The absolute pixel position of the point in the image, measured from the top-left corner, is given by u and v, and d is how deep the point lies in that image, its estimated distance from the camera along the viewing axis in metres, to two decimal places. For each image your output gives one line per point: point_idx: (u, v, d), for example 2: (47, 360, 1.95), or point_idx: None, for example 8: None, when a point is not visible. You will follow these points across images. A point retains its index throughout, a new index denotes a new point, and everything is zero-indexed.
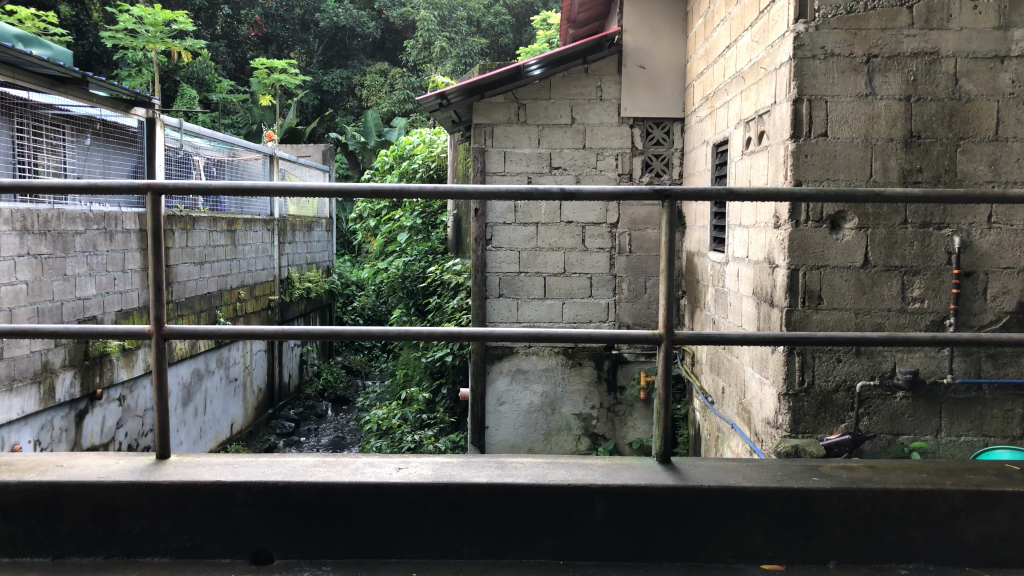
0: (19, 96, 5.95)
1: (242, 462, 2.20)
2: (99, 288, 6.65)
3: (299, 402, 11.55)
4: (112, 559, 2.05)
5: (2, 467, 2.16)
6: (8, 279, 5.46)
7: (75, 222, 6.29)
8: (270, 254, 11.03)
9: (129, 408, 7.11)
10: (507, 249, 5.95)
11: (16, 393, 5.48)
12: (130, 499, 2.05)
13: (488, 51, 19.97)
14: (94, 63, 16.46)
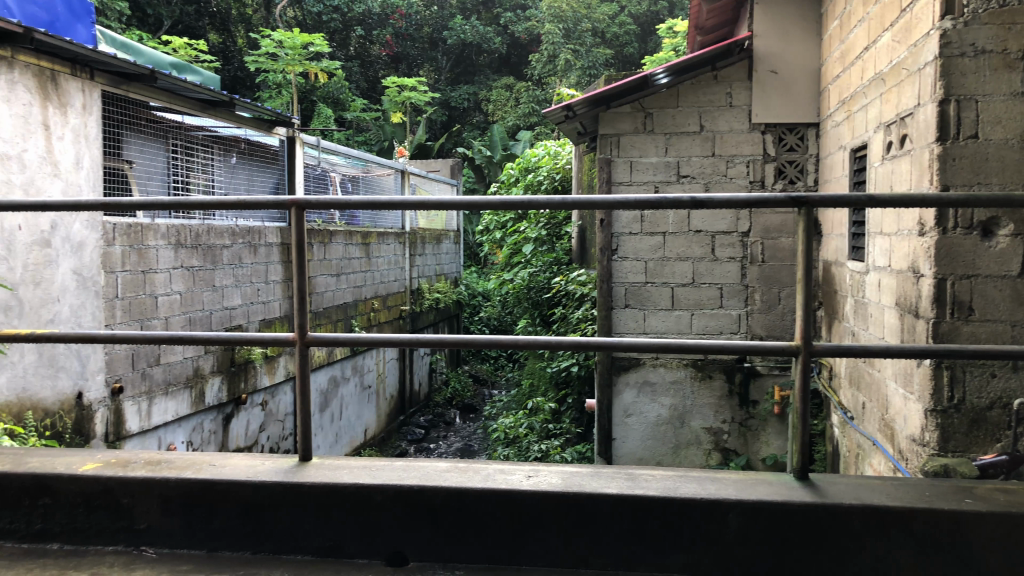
0: (175, 120, 6.35)
1: (379, 466, 2.28)
2: (244, 298, 7.04)
3: (428, 409, 11.82)
4: (259, 555, 2.17)
5: (163, 464, 2.33)
6: (164, 290, 5.87)
7: (224, 236, 6.68)
8: (401, 265, 11.36)
9: (271, 413, 7.47)
10: (634, 259, 5.92)
11: (171, 396, 5.88)
12: (274, 497, 2.17)
13: (612, 61, 19.95)
14: (239, 87, 17.44)
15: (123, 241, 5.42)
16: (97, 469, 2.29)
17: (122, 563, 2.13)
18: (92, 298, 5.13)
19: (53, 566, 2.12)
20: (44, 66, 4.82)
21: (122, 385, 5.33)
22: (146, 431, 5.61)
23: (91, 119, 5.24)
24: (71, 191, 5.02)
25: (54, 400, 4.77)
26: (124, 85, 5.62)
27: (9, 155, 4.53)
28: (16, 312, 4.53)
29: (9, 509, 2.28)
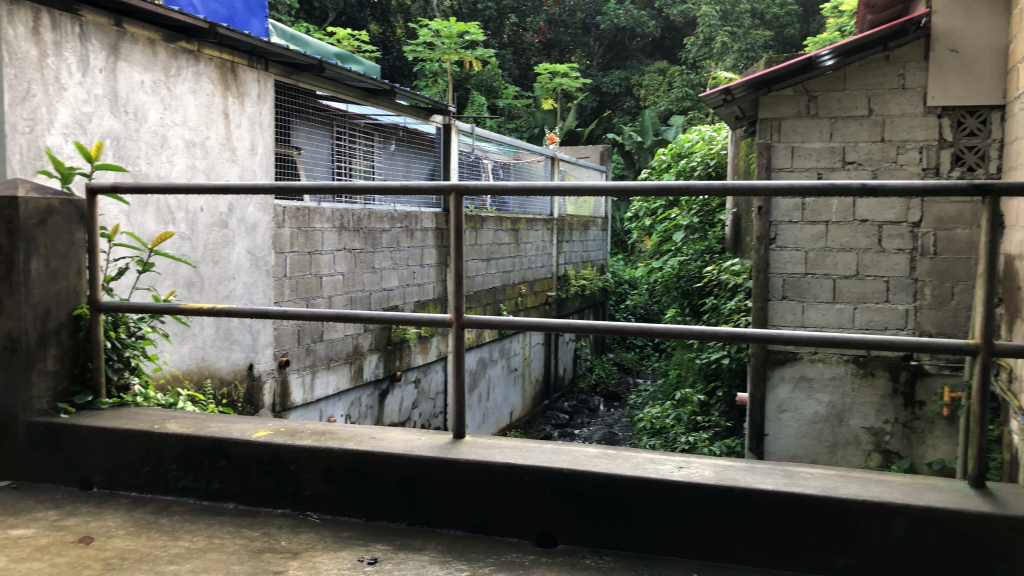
0: (340, 108, 6.65)
1: (530, 447, 2.31)
2: (401, 280, 7.30)
3: (573, 395, 11.88)
4: (413, 527, 2.26)
5: (327, 435, 2.46)
6: (329, 270, 6.17)
7: (383, 220, 6.95)
8: (550, 251, 11.44)
9: (424, 391, 7.72)
10: (793, 249, 5.71)
11: (333, 370, 6.19)
12: (428, 472, 2.24)
13: (772, 43, 19.22)
14: (397, 76, 17.99)
15: (292, 224, 5.74)
16: (268, 437, 2.45)
17: (289, 525, 2.28)
18: (264, 277, 5.47)
19: (229, 523, 2.29)
20: (226, 59, 5.15)
21: (289, 358, 5.66)
22: (309, 403, 5.94)
23: (265, 108, 5.57)
24: (246, 175, 5.35)
25: (229, 370, 5.13)
26: (295, 75, 5.94)
27: (194, 141, 4.88)
28: (198, 288, 4.89)
29: (191, 468, 2.48)
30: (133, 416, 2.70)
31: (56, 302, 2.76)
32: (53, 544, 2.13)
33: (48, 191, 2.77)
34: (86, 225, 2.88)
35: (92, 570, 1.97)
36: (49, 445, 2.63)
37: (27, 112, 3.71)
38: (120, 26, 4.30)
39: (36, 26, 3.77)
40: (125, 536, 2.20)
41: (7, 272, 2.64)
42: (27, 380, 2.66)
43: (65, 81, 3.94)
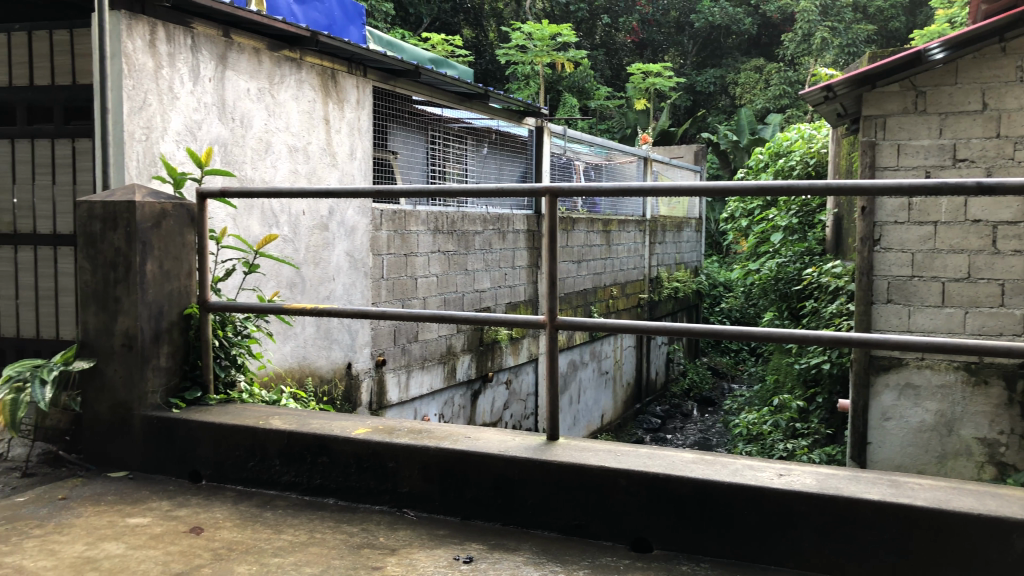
0: (435, 113, 6.76)
1: (625, 451, 2.29)
2: (494, 282, 7.36)
3: (665, 400, 11.73)
4: (508, 527, 2.27)
5: (423, 434, 2.51)
6: (423, 272, 6.28)
7: (476, 223, 7.02)
8: (642, 253, 11.33)
9: (515, 392, 7.75)
10: (898, 251, 5.49)
11: (427, 370, 6.29)
12: (523, 473, 2.26)
13: (875, 38, 18.54)
14: (490, 79, 18.12)
15: (389, 226, 5.87)
16: (367, 434, 2.51)
17: (387, 522, 2.33)
18: (362, 278, 5.61)
19: (329, 518, 2.36)
20: (327, 66, 5.31)
21: (385, 358, 5.79)
22: (404, 402, 6.06)
23: (364, 113, 5.71)
24: (346, 179, 5.50)
25: (329, 368, 5.27)
26: (392, 81, 6.06)
27: (297, 147, 5.04)
28: (300, 288, 5.04)
29: (293, 464, 2.56)
30: (239, 412, 2.81)
31: (169, 301, 2.89)
32: (166, 533, 2.24)
33: (163, 195, 2.91)
34: (196, 228, 3.02)
35: (203, 559, 2.06)
36: (162, 438, 2.76)
37: (143, 121, 3.90)
38: (228, 37, 4.48)
39: (152, 39, 3.96)
40: (233, 528, 2.29)
41: (125, 272, 2.78)
42: (142, 376, 2.79)
43: (178, 91, 4.12)
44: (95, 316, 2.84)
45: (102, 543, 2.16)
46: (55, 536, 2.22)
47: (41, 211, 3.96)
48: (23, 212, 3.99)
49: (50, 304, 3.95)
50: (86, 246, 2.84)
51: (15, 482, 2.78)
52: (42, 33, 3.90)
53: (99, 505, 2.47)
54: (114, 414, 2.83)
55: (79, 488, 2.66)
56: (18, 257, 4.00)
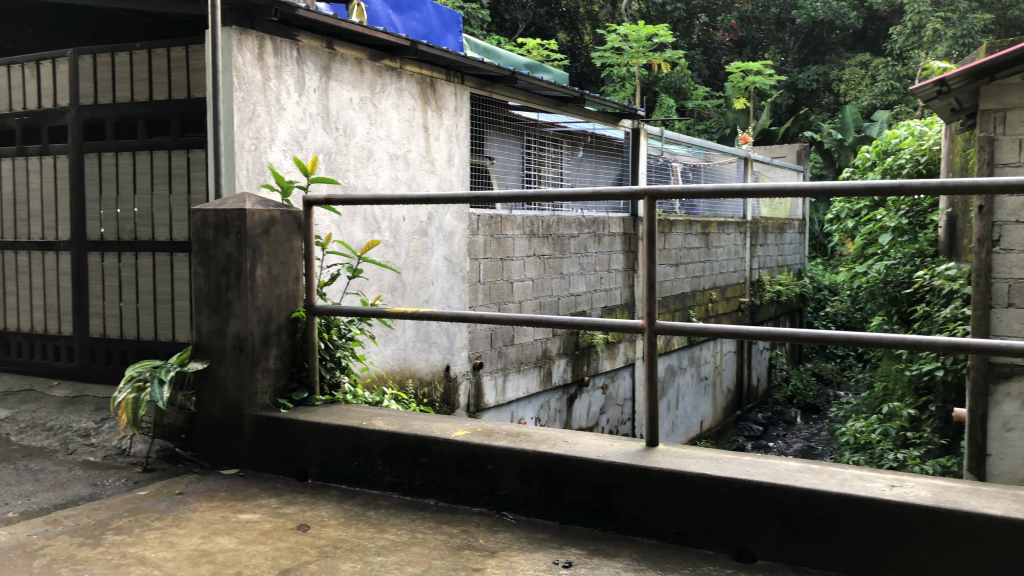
0: (530, 117, 6.79)
1: (727, 458, 2.24)
2: (590, 285, 7.33)
3: (767, 406, 11.43)
4: (608, 533, 2.26)
5: (521, 437, 2.52)
6: (519, 276, 6.32)
7: (571, 226, 7.02)
8: (742, 255, 11.07)
9: (612, 396, 7.68)
10: (1021, 252, 5.19)
11: (523, 373, 6.32)
12: (622, 479, 2.24)
13: (993, 27, 17.57)
14: (585, 83, 18.06)
15: (486, 231, 5.94)
16: (466, 436, 2.55)
17: (486, 524, 2.35)
18: (460, 282, 5.68)
19: (431, 519, 2.40)
20: (426, 74, 5.40)
21: (482, 361, 5.85)
22: (501, 405, 6.11)
23: (461, 120, 5.78)
24: (444, 186, 5.58)
25: (428, 371, 5.36)
26: (489, 87, 6.11)
27: (397, 154, 5.15)
28: (400, 292, 5.15)
29: (395, 464, 2.62)
30: (343, 413, 2.88)
31: (277, 305, 3.00)
32: (275, 530, 2.32)
33: (271, 203, 3.02)
34: (302, 234, 3.12)
35: (309, 556, 2.12)
36: (271, 437, 2.86)
37: (252, 132, 4.05)
38: (332, 48, 4.62)
39: (260, 53, 4.11)
40: (338, 526, 2.35)
41: (236, 277, 2.90)
42: (252, 377, 2.91)
43: (284, 102, 4.27)
44: (208, 319, 2.97)
45: (216, 537, 2.26)
46: (173, 529, 2.33)
47: (159, 219, 4.17)
48: (143, 221, 4.21)
49: (167, 308, 4.14)
50: (200, 252, 2.98)
51: (137, 477, 2.93)
52: (160, 50, 4.10)
53: (213, 501, 2.58)
54: (226, 413, 2.95)
55: (195, 484, 2.78)
56: (138, 263, 4.22)
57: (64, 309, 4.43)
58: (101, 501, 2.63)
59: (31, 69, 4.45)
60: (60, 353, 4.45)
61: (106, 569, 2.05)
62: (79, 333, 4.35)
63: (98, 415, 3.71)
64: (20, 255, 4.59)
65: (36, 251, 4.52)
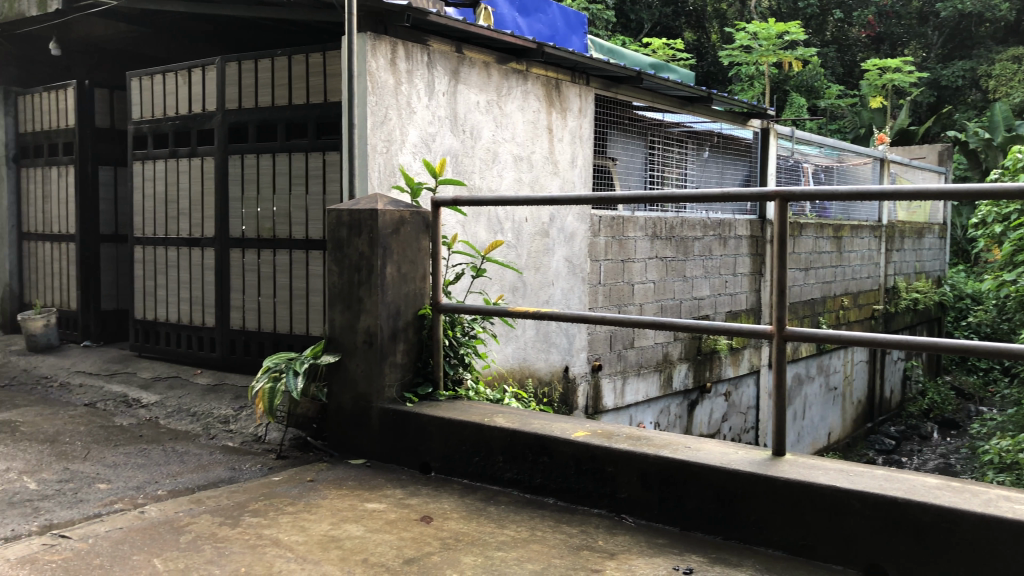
0: (656, 118, 6.72)
1: (859, 472, 2.15)
2: (714, 289, 7.18)
3: (901, 420, 10.87)
4: (730, 542, 2.22)
5: (642, 441, 2.50)
6: (641, 278, 6.27)
7: (695, 228, 6.90)
8: (876, 261, 10.58)
9: (735, 404, 7.49)
10: None
11: (643, 377, 6.27)
12: (746, 487, 2.19)
13: None
14: (712, 83, 17.66)
15: (607, 232, 5.92)
16: (586, 437, 2.55)
17: (606, 526, 2.35)
18: (580, 283, 5.69)
19: (550, 518, 2.42)
20: (551, 76, 5.44)
21: (601, 363, 5.84)
22: (620, 408, 6.07)
23: (586, 122, 5.79)
24: (567, 187, 5.60)
25: (547, 370, 5.38)
26: (614, 88, 6.08)
27: (521, 156, 5.20)
28: (522, 292, 5.20)
29: (516, 461, 2.65)
30: (466, 409, 2.94)
31: (405, 302, 3.09)
32: (400, 520, 2.39)
33: (401, 204, 3.11)
34: (430, 234, 3.20)
35: (432, 547, 2.18)
36: (397, 430, 2.95)
37: (384, 135, 4.18)
38: (461, 52, 4.71)
39: (393, 57, 4.24)
40: (459, 519, 2.40)
41: (367, 275, 3.01)
42: (381, 371, 3.00)
43: (415, 105, 4.39)
44: (340, 314, 3.09)
45: (345, 525, 2.35)
46: (305, 514, 2.44)
47: (296, 218, 4.37)
48: (280, 219, 4.42)
49: (302, 303, 4.34)
50: (334, 251, 3.10)
51: (271, 463, 3.09)
52: (300, 56, 4.29)
53: (342, 489, 2.69)
54: (355, 405, 3.07)
55: (325, 472, 2.90)
56: (276, 260, 4.43)
57: (208, 301, 4.71)
58: (240, 484, 2.78)
59: (183, 77, 4.76)
60: (203, 344, 4.73)
61: (244, 548, 2.17)
62: (221, 325, 4.62)
63: (237, 402, 3.93)
64: (170, 251, 4.91)
65: (184, 247, 4.83)
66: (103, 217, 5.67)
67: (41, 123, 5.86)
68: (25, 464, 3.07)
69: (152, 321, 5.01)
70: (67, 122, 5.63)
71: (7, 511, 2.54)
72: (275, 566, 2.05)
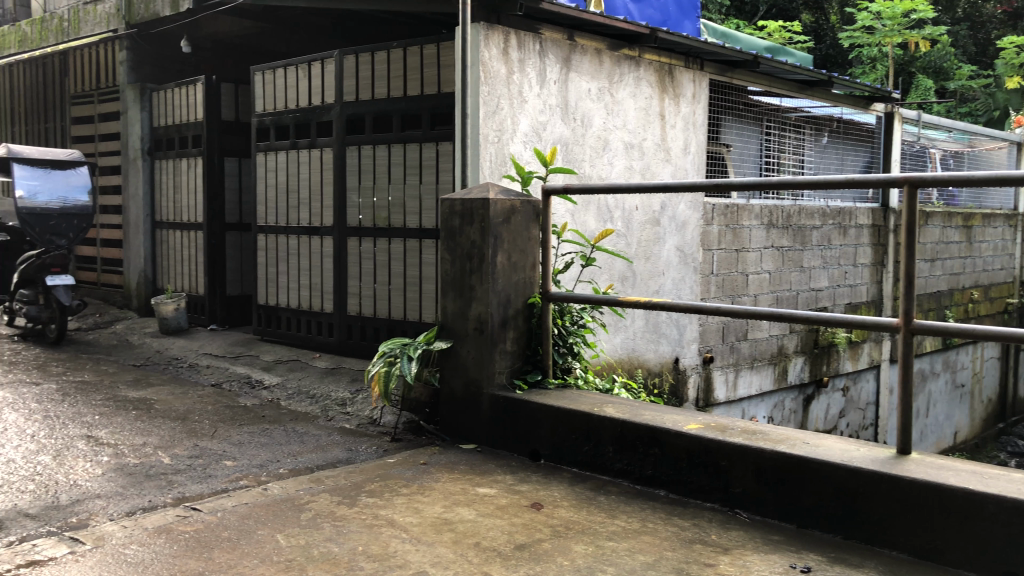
0: (772, 103, 6.52)
1: (994, 474, 2.04)
2: (832, 280, 6.91)
3: None
4: (849, 541, 2.14)
5: (757, 435, 2.44)
6: (755, 268, 6.10)
7: (814, 217, 6.67)
8: (1011, 251, 9.94)
9: (853, 399, 7.21)
10: None
11: (757, 370, 6.11)
12: (868, 486, 2.11)
13: None
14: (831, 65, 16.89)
15: (721, 221, 5.79)
16: (699, 430, 2.50)
17: (718, 520, 2.31)
18: (691, 273, 5.59)
19: (661, 510, 2.39)
20: (664, 62, 5.36)
21: (713, 355, 5.72)
22: (732, 401, 5.94)
23: (699, 107, 5.66)
24: (679, 174, 5.50)
25: (657, 362, 5.32)
26: (729, 73, 5.93)
27: (633, 143, 5.14)
28: (631, 282, 5.13)
29: (626, 452, 2.63)
30: (575, 398, 2.93)
31: (515, 290, 3.10)
32: (510, 506, 2.41)
33: (513, 193, 3.13)
34: (540, 223, 3.20)
35: (543, 534, 2.19)
36: (507, 417, 2.98)
37: (496, 124, 4.21)
38: (572, 40, 4.69)
39: (505, 47, 4.26)
40: (570, 507, 2.40)
41: (479, 263, 3.04)
42: (491, 358, 3.04)
43: (526, 95, 4.40)
44: (453, 301, 3.14)
45: (457, 508, 2.39)
46: (419, 496, 2.49)
47: (410, 207, 4.46)
48: (395, 209, 4.52)
49: (415, 291, 4.43)
50: (447, 239, 3.15)
51: (386, 446, 3.18)
52: (414, 48, 4.36)
53: (454, 473, 2.73)
54: (467, 391, 3.11)
55: (437, 455, 2.96)
56: (391, 248, 4.54)
57: (326, 288, 4.87)
58: (357, 465, 2.87)
59: (304, 71, 4.93)
60: (321, 329, 4.90)
61: (361, 527, 2.24)
62: (339, 311, 4.77)
63: (353, 386, 4.05)
64: (290, 239, 5.10)
65: (304, 235, 5.01)
66: (228, 207, 5.93)
67: (173, 117, 6.18)
68: (160, 440, 3.25)
69: (274, 306, 5.22)
70: (196, 115, 5.91)
71: (144, 483, 2.71)
72: (391, 546, 2.11)
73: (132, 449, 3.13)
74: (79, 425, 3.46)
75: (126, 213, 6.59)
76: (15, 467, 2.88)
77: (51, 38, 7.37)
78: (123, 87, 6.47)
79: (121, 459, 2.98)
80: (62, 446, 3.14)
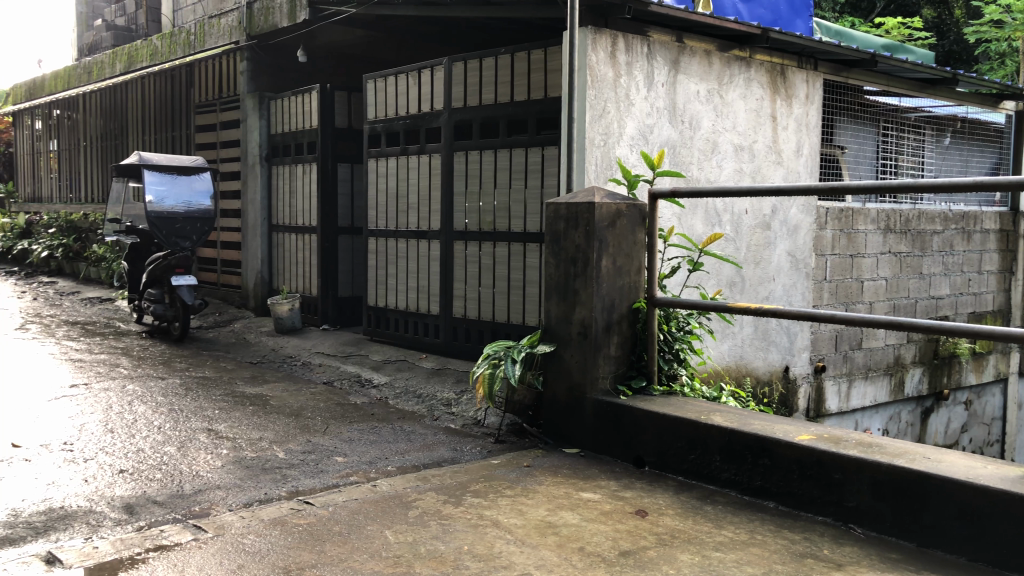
0: (891, 102, 6.26)
1: None
2: (954, 288, 6.58)
3: None
4: (975, 564, 2.03)
5: (873, 448, 2.34)
6: (871, 274, 5.86)
7: (935, 221, 6.37)
8: None
9: (977, 414, 6.83)
10: None
11: (871, 381, 5.86)
12: (998, 507, 1.99)
13: None
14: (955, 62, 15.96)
15: (835, 225, 5.60)
16: (812, 441, 2.42)
17: (831, 535, 2.23)
18: (803, 279, 5.41)
19: (771, 522, 2.33)
20: (776, 62, 5.22)
21: (826, 364, 5.53)
22: (845, 412, 5.72)
23: (813, 109, 5.49)
24: (791, 177, 5.35)
25: (766, 370, 5.18)
26: (845, 72, 5.72)
27: (743, 146, 5.03)
28: (739, 287, 5.02)
29: (734, 462, 2.57)
30: (681, 405, 2.89)
31: (620, 295, 3.08)
32: (614, 511, 2.40)
33: (618, 197, 3.11)
34: (646, 227, 3.16)
35: (648, 541, 2.17)
36: (611, 422, 2.96)
37: (602, 129, 4.20)
38: (681, 42, 4.63)
39: (613, 50, 4.25)
40: (675, 516, 2.37)
41: (584, 267, 3.03)
42: (595, 362, 3.02)
43: (633, 98, 4.37)
44: (557, 305, 3.14)
45: (561, 511, 2.39)
46: (523, 498, 2.51)
47: (515, 212, 4.49)
48: (500, 213, 4.56)
49: (519, 293, 4.46)
50: (551, 243, 3.15)
51: (491, 447, 3.21)
52: (522, 54, 4.40)
53: (558, 476, 2.74)
54: (571, 395, 3.11)
55: (541, 458, 2.97)
56: (496, 251, 4.58)
57: (433, 290, 4.96)
58: (462, 465, 2.91)
59: (414, 77, 5.04)
60: (428, 330, 5.00)
61: (466, 527, 2.27)
62: (445, 313, 4.86)
63: (458, 387, 4.12)
64: (399, 242, 5.22)
65: (412, 239, 5.12)
66: (341, 211, 6.13)
67: (289, 125, 6.42)
68: (275, 435, 3.38)
69: (383, 307, 5.35)
70: (312, 122, 6.13)
71: (261, 476, 2.83)
72: (496, 547, 2.13)
73: (249, 442, 3.27)
74: (201, 419, 3.64)
75: (245, 216, 6.89)
76: (144, 456, 3.05)
77: (178, 51, 7.80)
78: (243, 96, 6.78)
79: (240, 452, 3.12)
80: (186, 438, 3.31)
